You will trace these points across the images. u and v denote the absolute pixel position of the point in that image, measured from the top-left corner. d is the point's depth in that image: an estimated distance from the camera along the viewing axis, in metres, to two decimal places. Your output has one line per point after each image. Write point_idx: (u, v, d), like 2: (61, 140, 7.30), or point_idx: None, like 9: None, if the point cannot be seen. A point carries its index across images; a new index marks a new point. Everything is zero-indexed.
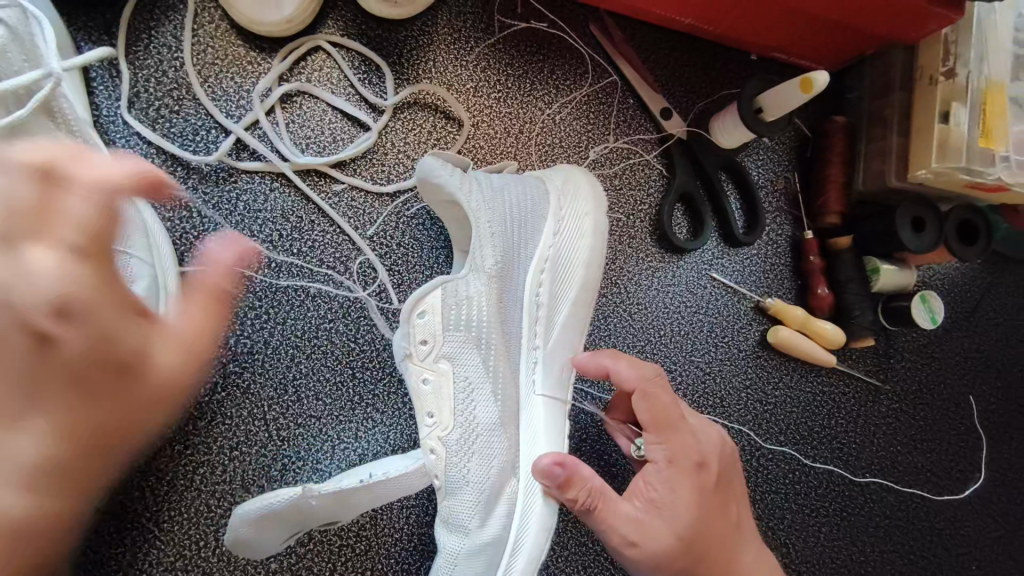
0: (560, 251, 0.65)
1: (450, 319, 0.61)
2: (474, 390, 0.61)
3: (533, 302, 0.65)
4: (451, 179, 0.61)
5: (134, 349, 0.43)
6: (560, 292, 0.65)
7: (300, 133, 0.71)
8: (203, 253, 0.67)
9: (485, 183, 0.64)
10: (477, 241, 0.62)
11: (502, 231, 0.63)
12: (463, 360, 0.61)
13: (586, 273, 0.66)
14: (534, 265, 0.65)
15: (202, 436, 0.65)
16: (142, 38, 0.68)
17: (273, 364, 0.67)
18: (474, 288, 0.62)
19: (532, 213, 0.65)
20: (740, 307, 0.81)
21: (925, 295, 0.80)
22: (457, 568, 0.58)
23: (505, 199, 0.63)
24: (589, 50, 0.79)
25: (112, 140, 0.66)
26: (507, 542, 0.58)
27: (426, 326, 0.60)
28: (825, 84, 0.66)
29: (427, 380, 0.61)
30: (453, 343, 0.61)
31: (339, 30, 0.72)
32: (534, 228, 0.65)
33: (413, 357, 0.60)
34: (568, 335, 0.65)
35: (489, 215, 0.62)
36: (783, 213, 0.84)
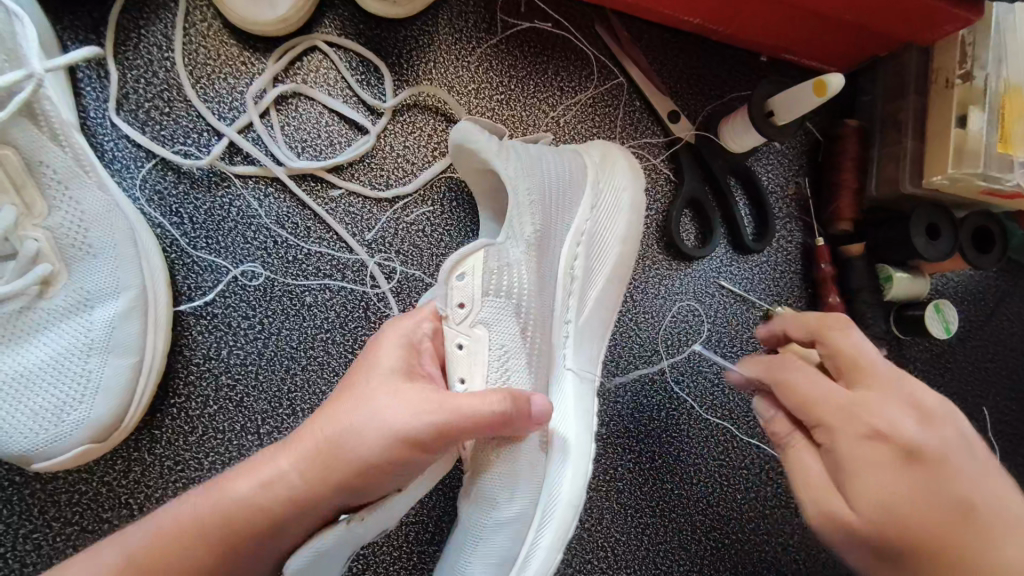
0: (596, 227, 0.64)
1: (492, 285, 0.57)
2: (509, 359, 0.56)
3: (569, 275, 0.62)
4: (491, 147, 0.59)
5: (385, 383, 0.50)
6: (595, 268, 0.64)
7: (296, 136, 0.68)
8: (193, 261, 0.65)
9: (524, 152, 0.61)
10: (516, 210, 0.59)
11: (541, 199, 0.60)
12: (497, 330, 0.56)
13: (622, 249, 0.65)
14: (570, 240, 0.63)
15: (192, 451, 0.62)
16: (132, 37, 0.65)
17: (268, 376, 0.65)
18: (512, 256, 0.59)
19: (569, 184, 0.63)
20: (749, 316, 0.79)
21: (939, 303, 0.78)
22: (480, 542, 0.53)
23: (544, 168, 0.61)
24: (595, 51, 0.77)
25: (99, 143, 0.64)
26: (534, 516, 0.55)
27: (464, 288, 0.56)
28: (840, 87, 0.64)
29: (463, 345, 0.55)
30: (488, 310, 0.56)
31: (336, 29, 0.70)
32: (572, 200, 0.63)
33: (448, 320, 0.55)
34: (604, 309, 0.64)
35: (529, 183, 0.60)
36: (794, 219, 0.82)
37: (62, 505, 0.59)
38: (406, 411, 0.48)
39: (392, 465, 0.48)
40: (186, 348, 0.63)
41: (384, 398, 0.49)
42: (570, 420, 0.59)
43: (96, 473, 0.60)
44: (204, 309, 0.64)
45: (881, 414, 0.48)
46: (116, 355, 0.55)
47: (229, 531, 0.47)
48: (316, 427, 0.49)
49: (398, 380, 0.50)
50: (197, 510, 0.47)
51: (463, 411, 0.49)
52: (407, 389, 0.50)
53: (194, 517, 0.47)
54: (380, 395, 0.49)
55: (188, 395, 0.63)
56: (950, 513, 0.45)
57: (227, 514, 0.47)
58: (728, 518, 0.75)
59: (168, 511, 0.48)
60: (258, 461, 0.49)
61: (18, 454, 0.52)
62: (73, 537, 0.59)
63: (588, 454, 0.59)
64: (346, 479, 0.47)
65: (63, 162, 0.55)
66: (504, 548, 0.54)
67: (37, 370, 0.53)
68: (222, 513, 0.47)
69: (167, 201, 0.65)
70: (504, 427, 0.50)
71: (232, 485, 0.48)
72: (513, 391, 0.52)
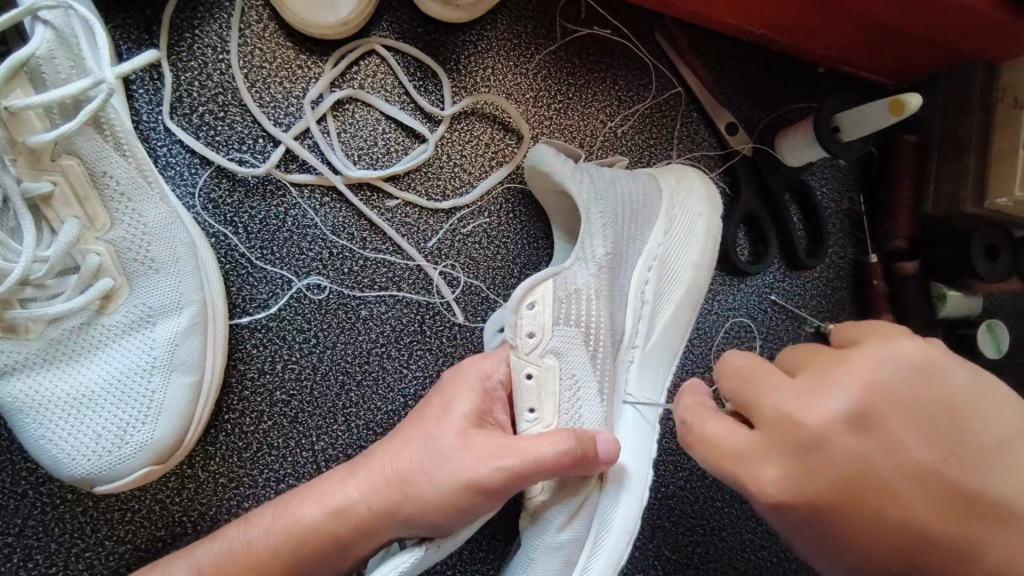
0: (668, 252, 0.62)
1: (561, 313, 0.56)
2: (580, 389, 0.55)
3: (638, 298, 0.61)
4: (565, 169, 0.59)
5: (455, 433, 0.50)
6: (665, 293, 0.62)
7: (352, 143, 0.66)
8: (248, 272, 0.63)
9: (597, 175, 0.61)
10: (587, 230, 0.59)
11: (614, 221, 0.60)
12: (568, 358, 0.56)
13: (694, 275, 0.63)
14: (642, 262, 0.62)
15: (247, 468, 0.61)
16: (186, 37, 0.63)
17: (323, 391, 0.63)
18: (581, 278, 0.58)
19: (643, 208, 0.62)
20: (801, 332, 0.78)
21: (991, 324, 0.75)
22: (534, 564, 0.54)
23: (618, 191, 0.60)
24: (653, 59, 0.74)
25: (153, 148, 0.62)
26: (586, 542, 0.55)
27: (533, 317, 0.55)
28: (916, 108, 0.63)
29: (532, 375, 0.54)
30: (561, 337, 0.56)
31: (393, 32, 0.68)
32: (646, 222, 0.62)
33: (518, 350, 0.54)
34: (671, 338, 0.63)
35: (600, 206, 0.59)
36: (845, 234, 0.81)
37: (115, 522, 0.58)
38: (476, 460, 0.49)
39: (460, 510, 0.49)
40: (240, 362, 0.62)
41: (455, 450, 0.50)
42: (631, 454, 0.58)
43: (150, 491, 0.59)
44: (260, 322, 0.63)
45: (770, 458, 0.46)
46: (180, 373, 0.54)
47: (293, 560, 0.48)
48: (385, 462, 0.50)
49: (468, 425, 0.51)
50: (266, 535, 0.49)
51: (526, 457, 0.49)
52: (476, 437, 0.51)
53: (259, 546, 0.49)
54: (452, 444, 0.50)
55: (242, 411, 0.61)
56: (913, 534, 0.43)
57: (300, 543, 0.48)
58: (774, 537, 0.74)
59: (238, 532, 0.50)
60: (326, 487, 0.51)
61: (80, 475, 0.51)
62: (128, 555, 0.58)
63: (639, 497, 0.58)
64: (413, 515, 0.49)
65: (126, 173, 0.52)
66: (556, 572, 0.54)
67: (99, 389, 0.52)
68: (288, 534, 0.49)
69: (222, 211, 0.63)
70: (570, 468, 0.50)
71: (300, 511, 0.50)
72: (580, 432, 0.51)
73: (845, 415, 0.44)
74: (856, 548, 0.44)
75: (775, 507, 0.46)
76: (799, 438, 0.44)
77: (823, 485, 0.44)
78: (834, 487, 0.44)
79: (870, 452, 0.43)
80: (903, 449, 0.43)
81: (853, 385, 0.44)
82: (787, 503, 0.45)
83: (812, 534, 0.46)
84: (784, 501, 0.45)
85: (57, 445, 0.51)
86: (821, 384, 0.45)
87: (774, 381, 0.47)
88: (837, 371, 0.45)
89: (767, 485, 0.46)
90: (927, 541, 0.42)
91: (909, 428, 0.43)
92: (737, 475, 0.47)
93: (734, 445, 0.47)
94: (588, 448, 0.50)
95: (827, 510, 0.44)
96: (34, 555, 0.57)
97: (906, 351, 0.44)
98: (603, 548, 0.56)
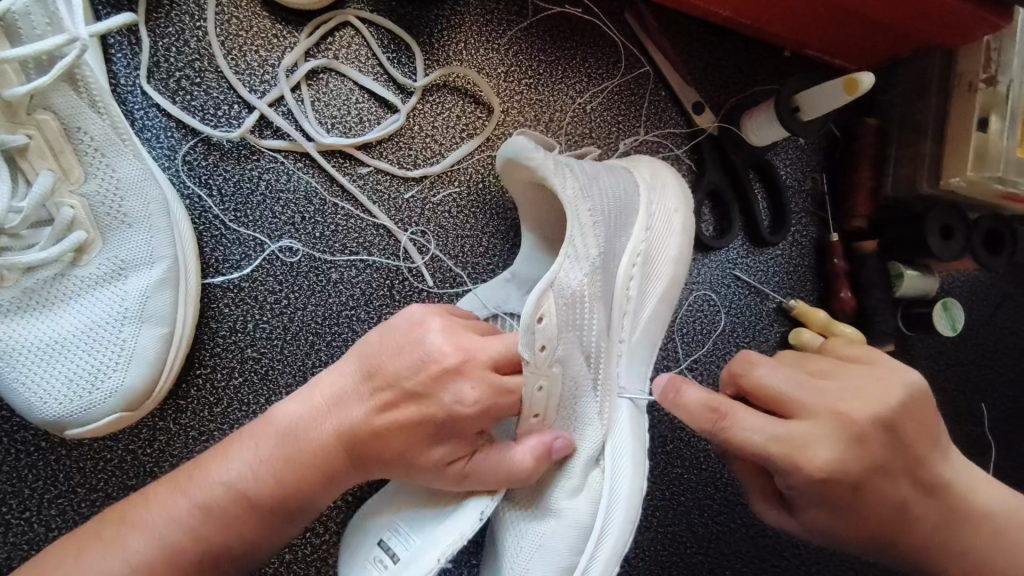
0: (652, 248, 0.62)
1: (564, 321, 0.53)
2: (579, 388, 0.56)
3: (624, 296, 0.60)
4: (546, 162, 0.55)
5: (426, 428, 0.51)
6: (647, 289, 0.62)
7: (326, 112, 0.68)
8: (222, 234, 0.65)
9: (576, 168, 0.58)
10: (581, 229, 0.56)
11: (602, 218, 0.58)
12: (570, 365, 0.54)
13: (675, 269, 0.63)
14: (627, 259, 0.61)
15: (217, 423, 0.63)
16: (164, 4, 0.65)
17: (292, 350, 0.65)
18: (576, 280, 0.54)
19: (624, 202, 0.61)
20: (762, 308, 0.80)
21: (946, 302, 0.78)
22: (543, 546, 0.54)
23: (600, 185, 0.59)
24: (622, 38, 0.77)
25: (130, 111, 0.64)
26: (591, 528, 0.55)
27: (543, 331, 0.51)
28: (869, 87, 0.66)
29: (543, 385, 0.52)
30: (563, 346, 0.53)
31: (368, 6, 0.70)
32: (627, 220, 0.61)
33: (530, 365, 0.51)
34: (654, 330, 0.62)
35: (589, 203, 0.57)
36: (809, 214, 0.83)
37: (88, 471, 0.60)
38: (436, 431, 0.51)
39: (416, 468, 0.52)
40: (212, 320, 0.64)
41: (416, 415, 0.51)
42: (628, 444, 0.57)
43: (121, 441, 0.61)
44: (233, 282, 0.65)
45: (818, 447, 0.50)
46: (150, 325, 0.56)
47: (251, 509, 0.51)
48: None
49: None
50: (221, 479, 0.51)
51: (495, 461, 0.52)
52: None
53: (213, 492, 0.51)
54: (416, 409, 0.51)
55: (213, 366, 0.63)
56: (891, 508, 0.53)
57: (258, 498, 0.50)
58: (733, 503, 0.74)
59: (221, 469, 0.49)
60: None
61: (51, 419, 0.53)
62: (99, 503, 0.60)
63: (639, 488, 0.57)
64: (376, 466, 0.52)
65: (100, 129, 0.54)
66: (563, 551, 0.54)
67: (70, 337, 0.54)
68: None
69: (197, 173, 0.65)
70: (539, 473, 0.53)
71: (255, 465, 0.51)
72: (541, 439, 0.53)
73: (891, 418, 0.51)
74: (852, 516, 0.53)
75: (813, 483, 0.50)
76: (853, 432, 0.50)
77: (852, 471, 0.50)
78: (864, 470, 0.51)
79: (911, 446, 0.52)
80: (911, 447, 0.52)
81: (887, 397, 0.52)
82: (826, 484, 0.50)
83: (823, 503, 0.52)
84: (822, 480, 0.50)
85: (29, 388, 0.53)
86: (854, 392, 0.52)
87: (817, 386, 0.52)
88: (867, 384, 0.52)
89: (814, 466, 0.50)
90: (900, 512, 0.53)
91: (922, 432, 0.53)
92: (789, 459, 0.50)
93: (784, 433, 0.50)
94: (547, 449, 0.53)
95: (843, 487, 0.51)
96: (6, 500, 0.59)
97: (918, 377, 0.54)
98: (608, 536, 0.55)
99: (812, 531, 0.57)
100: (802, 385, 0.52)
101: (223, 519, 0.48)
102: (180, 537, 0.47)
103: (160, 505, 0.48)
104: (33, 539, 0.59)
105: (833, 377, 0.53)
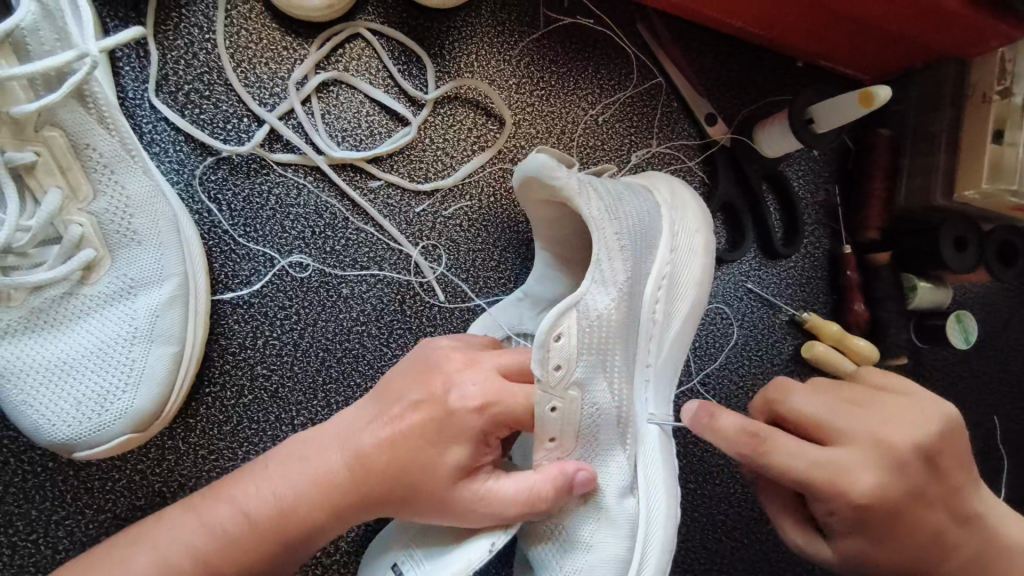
0: (676, 270, 0.61)
1: (585, 345, 0.53)
2: (602, 413, 0.55)
3: (649, 320, 0.60)
4: (573, 185, 0.54)
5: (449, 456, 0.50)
6: (672, 313, 0.61)
7: (336, 125, 0.67)
8: (232, 249, 0.64)
9: (604, 190, 0.57)
10: (608, 255, 0.55)
11: (629, 242, 0.57)
12: (593, 390, 0.54)
13: (699, 294, 0.62)
14: (652, 282, 0.60)
15: (227, 441, 0.62)
16: (172, 16, 0.64)
17: (303, 367, 0.64)
18: (601, 305, 0.54)
19: (650, 225, 0.60)
20: (775, 321, 0.79)
21: (959, 315, 0.78)
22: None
23: (627, 209, 0.58)
24: (635, 49, 0.76)
25: (138, 125, 0.63)
26: (631, 560, 0.54)
27: (560, 351, 0.51)
28: (886, 100, 0.65)
29: (556, 407, 0.51)
30: (585, 367, 0.53)
31: (379, 17, 0.69)
32: (653, 243, 0.60)
33: (544, 383, 0.51)
34: (677, 354, 0.61)
35: (616, 227, 0.56)
36: (822, 226, 0.82)
37: (95, 491, 0.59)
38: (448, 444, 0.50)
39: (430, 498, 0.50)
40: (222, 336, 0.63)
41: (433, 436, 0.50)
42: (660, 474, 0.57)
43: (130, 461, 0.60)
44: (243, 298, 0.64)
45: (858, 470, 0.50)
46: (160, 344, 0.55)
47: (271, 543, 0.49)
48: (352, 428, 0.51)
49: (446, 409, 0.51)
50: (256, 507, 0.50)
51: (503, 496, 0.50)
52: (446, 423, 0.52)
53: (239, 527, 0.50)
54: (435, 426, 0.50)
55: (223, 384, 0.62)
56: (930, 539, 0.52)
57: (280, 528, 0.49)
58: (746, 518, 0.74)
59: (237, 489, 0.49)
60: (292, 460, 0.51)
61: (59, 442, 0.52)
62: (106, 524, 0.59)
63: (675, 516, 0.57)
64: (399, 501, 0.50)
65: (110, 146, 0.53)
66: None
67: (78, 358, 0.53)
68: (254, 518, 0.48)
69: (206, 187, 0.64)
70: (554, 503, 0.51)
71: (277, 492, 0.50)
72: (555, 470, 0.51)
73: (930, 446, 0.51)
74: (892, 547, 0.52)
75: (855, 510, 0.50)
76: (893, 458, 0.50)
77: (894, 497, 0.50)
78: (904, 497, 0.50)
79: (944, 476, 0.52)
80: (942, 476, 0.52)
81: (923, 426, 0.52)
82: (868, 510, 0.50)
83: (866, 534, 0.52)
84: (867, 506, 0.49)
85: (37, 410, 0.52)
86: (891, 421, 0.52)
87: (853, 413, 0.52)
88: (900, 414, 0.52)
89: (857, 492, 0.49)
90: (941, 544, 0.52)
91: (956, 464, 0.53)
92: (827, 484, 0.50)
93: (825, 459, 0.50)
94: (569, 484, 0.51)
95: (885, 514, 0.50)
96: (12, 522, 0.58)
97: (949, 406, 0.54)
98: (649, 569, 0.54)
99: (844, 564, 0.55)
100: (839, 413, 0.52)
101: (227, 540, 0.47)
102: (189, 565, 0.47)
103: (172, 524, 0.48)
104: (41, 562, 0.58)
105: (867, 406, 0.53)
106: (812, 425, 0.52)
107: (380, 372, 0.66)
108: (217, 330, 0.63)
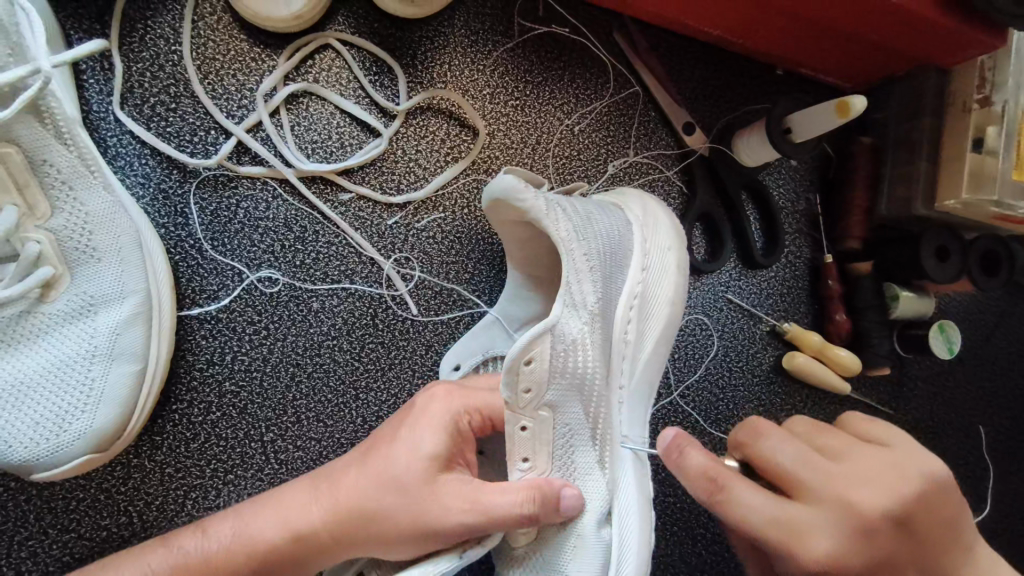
0: (648, 289, 0.60)
1: (556, 369, 0.52)
2: (574, 433, 0.54)
3: (621, 340, 0.59)
4: (539, 204, 0.53)
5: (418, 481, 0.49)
6: (645, 331, 0.60)
7: (306, 136, 0.66)
8: (199, 264, 0.63)
9: (571, 208, 0.56)
10: (577, 277, 0.55)
11: (599, 263, 0.57)
12: (566, 410, 0.53)
13: (673, 311, 0.62)
14: (624, 301, 0.59)
15: (194, 459, 0.61)
16: (138, 28, 0.63)
17: (272, 383, 0.63)
18: (572, 330, 0.53)
19: (621, 244, 0.59)
20: (756, 331, 0.78)
21: (943, 324, 0.76)
22: None
23: (597, 227, 0.57)
24: (611, 58, 0.75)
25: (102, 138, 0.62)
26: None
27: (531, 374, 0.50)
28: (863, 109, 0.64)
29: (527, 426, 0.51)
30: (555, 391, 0.52)
31: (349, 28, 0.68)
32: (624, 262, 0.60)
33: (515, 404, 0.50)
34: (651, 374, 0.61)
35: (585, 247, 0.56)
36: (803, 235, 0.81)
37: (59, 511, 0.58)
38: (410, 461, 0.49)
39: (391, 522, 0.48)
40: (189, 353, 0.62)
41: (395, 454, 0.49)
42: (631, 494, 0.55)
43: (94, 480, 0.59)
44: (211, 313, 0.63)
45: (814, 532, 0.46)
46: (121, 362, 0.54)
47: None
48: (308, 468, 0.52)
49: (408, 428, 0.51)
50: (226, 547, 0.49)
51: (488, 507, 0.47)
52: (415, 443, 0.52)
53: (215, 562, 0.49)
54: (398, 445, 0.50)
55: (190, 401, 0.61)
56: None
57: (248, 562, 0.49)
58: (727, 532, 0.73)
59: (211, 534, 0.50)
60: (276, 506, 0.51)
61: (16, 463, 0.51)
62: (70, 544, 0.58)
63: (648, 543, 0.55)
64: (361, 528, 0.48)
65: (67, 161, 0.52)
66: None
67: (35, 377, 0.52)
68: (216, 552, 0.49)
69: (173, 202, 0.63)
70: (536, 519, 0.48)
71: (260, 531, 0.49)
72: (541, 483, 0.49)
73: (902, 513, 0.47)
74: None
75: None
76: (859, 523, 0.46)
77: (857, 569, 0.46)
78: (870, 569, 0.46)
79: (921, 547, 0.48)
80: (919, 545, 0.48)
81: (900, 489, 0.47)
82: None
83: None
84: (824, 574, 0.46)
85: None
86: (865, 481, 0.48)
87: (822, 467, 0.48)
88: (876, 475, 0.48)
89: (810, 555, 0.46)
90: None
91: (936, 535, 0.48)
92: (782, 543, 0.47)
93: (782, 514, 0.47)
94: (557, 495, 0.49)
95: None
96: None
97: (936, 467, 0.50)
98: None
99: None
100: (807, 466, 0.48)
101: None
102: None
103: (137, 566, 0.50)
104: None
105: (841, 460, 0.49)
106: (779, 477, 0.49)
107: (350, 386, 0.65)
108: (183, 346, 0.62)
